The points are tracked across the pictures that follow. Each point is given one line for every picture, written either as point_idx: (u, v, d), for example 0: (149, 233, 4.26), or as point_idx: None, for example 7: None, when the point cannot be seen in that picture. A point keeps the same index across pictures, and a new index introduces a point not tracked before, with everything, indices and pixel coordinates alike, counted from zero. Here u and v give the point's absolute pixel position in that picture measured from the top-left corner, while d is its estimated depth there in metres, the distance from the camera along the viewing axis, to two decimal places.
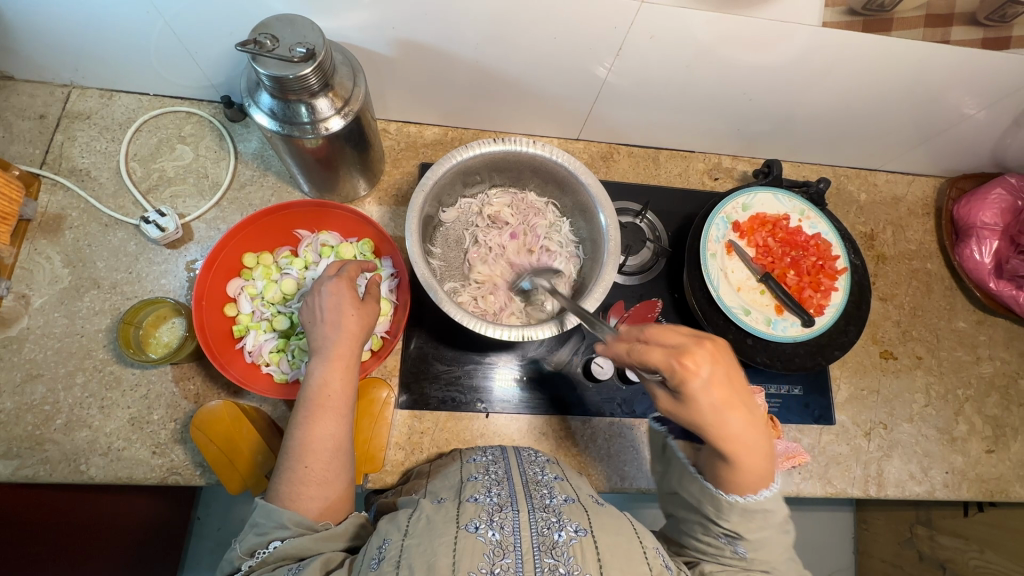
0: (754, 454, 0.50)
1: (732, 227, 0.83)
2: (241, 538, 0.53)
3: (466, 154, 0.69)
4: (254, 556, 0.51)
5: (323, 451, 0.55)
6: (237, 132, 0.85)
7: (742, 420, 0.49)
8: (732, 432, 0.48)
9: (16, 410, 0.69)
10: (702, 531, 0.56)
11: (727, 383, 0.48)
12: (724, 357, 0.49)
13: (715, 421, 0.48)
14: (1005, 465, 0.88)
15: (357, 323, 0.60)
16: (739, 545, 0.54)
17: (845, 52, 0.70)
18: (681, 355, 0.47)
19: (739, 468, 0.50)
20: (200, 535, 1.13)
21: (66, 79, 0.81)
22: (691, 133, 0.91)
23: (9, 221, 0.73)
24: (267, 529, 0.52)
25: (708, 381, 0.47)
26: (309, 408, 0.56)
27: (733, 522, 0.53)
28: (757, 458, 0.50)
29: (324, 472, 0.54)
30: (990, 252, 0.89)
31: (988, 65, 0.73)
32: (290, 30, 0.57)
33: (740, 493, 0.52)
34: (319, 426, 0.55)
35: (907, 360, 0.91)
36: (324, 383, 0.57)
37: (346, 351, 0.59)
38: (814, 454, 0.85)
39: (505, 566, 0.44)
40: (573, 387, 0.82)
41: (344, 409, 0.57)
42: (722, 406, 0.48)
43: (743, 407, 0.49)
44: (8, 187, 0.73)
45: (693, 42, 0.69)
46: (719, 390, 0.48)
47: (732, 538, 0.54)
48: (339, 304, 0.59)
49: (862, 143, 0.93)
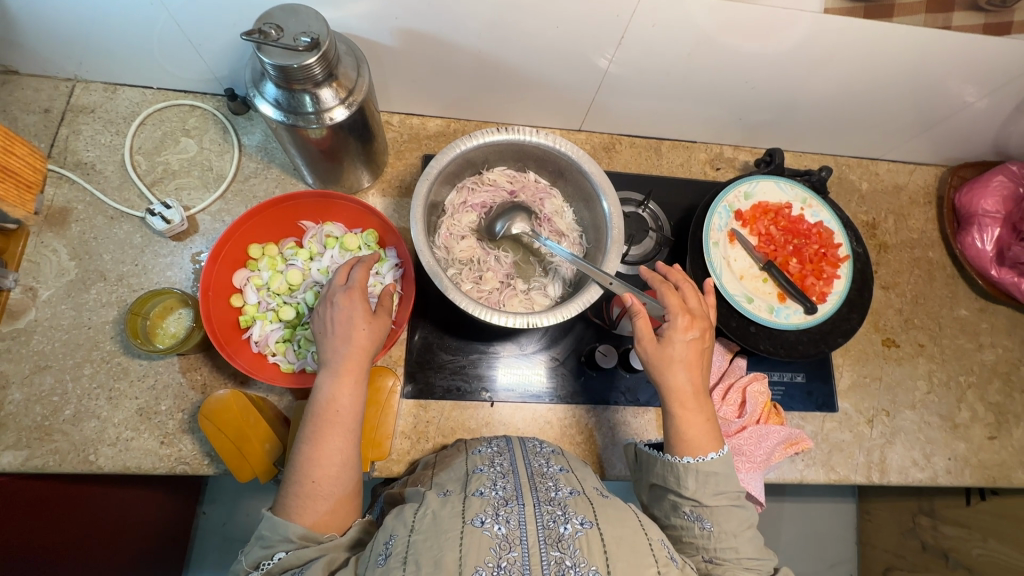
0: (697, 414, 0.60)
1: (734, 216, 0.83)
2: (246, 550, 0.53)
3: (469, 144, 0.70)
4: (259, 568, 0.51)
5: (330, 465, 0.55)
6: (240, 125, 0.85)
7: (693, 383, 0.61)
8: (684, 386, 0.60)
9: (24, 401, 0.70)
10: (672, 512, 0.60)
11: (698, 352, 0.62)
12: (708, 343, 0.63)
13: (673, 370, 0.60)
14: (1007, 452, 0.88)
15: (367, 337, 0.60)
16: (704, 520, 0.57)
17: (846, 40, 0.70)
18: (686, 312, 0.62)
19: (684, 426, 0.60)
20: (205, 531, 1.13)
21: (70, 73, 0.81)
22: (693, 123, 0.92)
23: (33, 190, 0.76)
24: (272, 542, 0.52)
25: (690, 339, 0.61)
26: (317, 421, 0.56)
27: (693, 491, 0.58)
28: (699, 421, 0.60)
29: (331, 487, 0.55)
30: (991, 239, 0.89)
31: (989, 51, 0.73)
32: (294, 20, 0.57)
33: (692, 455, 0.59)
34: (326, 441, 0.56)
35: (909, 348, 0.92)
36: (333, 398, 0.57)
37: (355, 364, 0.59)
38: (816, 442, 0.85)
39: (512, 561, 0.45)
40: (576, 375, 0.82)
41: (352, 425, 0.57)
42: (686, 362, 0.61)
43: (698, 377, 0.61)
44: (33, 157, 0.76)
45: (695, 30, 0.69)
46: (691, 351, 0.61)
47: (699, 513, 0.58)
48: (350, 318, 0.60)
49: (862, 132, 0.94)
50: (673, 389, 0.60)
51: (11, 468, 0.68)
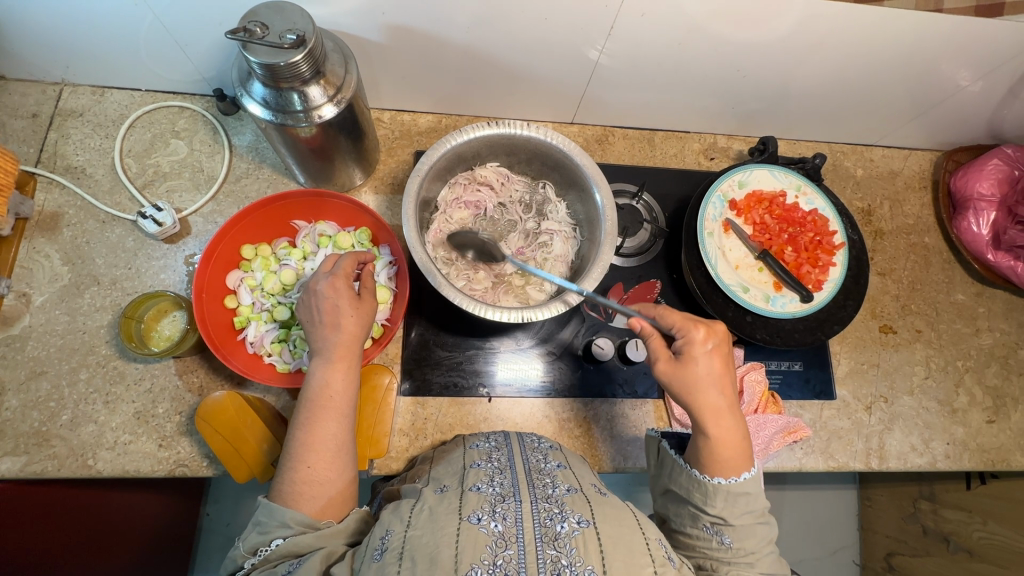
0: (732, 433, 0.58)
1: (728, 205, 0.83)
2: (242, 537, 0.53)
3: (460, 138, 0.70)
4: (256, 555, 0.51)
5: (325, 451, 0.55)
6: (230, 125, 0.85)
7: (725, 397, 0.59)
8: (716, 401, 0.58)
9: (21, 407, 0.70)
10: (692, 521, 0.60)
11: (722, 363, 0.60)
12: (727, 345, 0.61)
13: (702, 387, 0.58)
14: (1006, 435, 0.88)
15: (356, 323, 0.60)
16: (724, 535, 0.57)
17: (837, 25, 0.70)
18: (700, 323, 0.60)
19: (715, 449, 0.58)
20: (207, 534, 1.13)
21: (58, 77, 0.81)
22: (686, 113, 0.91)
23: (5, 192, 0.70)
24: (269, 528, 0.52)
25: (710, 349, 0.59)
26: (310, 408, 0.57)
27: (719, 508, 0.58)
28: (735, 439, 0.59)
29: (326, 472, 0.55)
30: (987, 223, 0.89)
31: (984, 33, 0.72)
32: (279, 17, 0.56)
33: (723, 476, 0.58)
34: (321, 426, 0.56)
35: (906, 334, 0.92)
36: (326, 383, 0.58)
37: (346, 351, 0.59)
38: (815, 430, 0.85)
39: (507, 559, 0.45)
40: (573, 369, 0.82)
41: (346, 408, 0.58)
42: (712, 376, 0.59)
43: (729, 388, 0.60)
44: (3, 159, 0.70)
45: (684, 18, 0.69)
46: (715, 363, 0.59)
47: (719, 528, 0.58)
48: (336, 306, 0.60)
49: (855, 118, 0.93)
50: (703, 407, 0.58)
51: (9, 474, 0.67)
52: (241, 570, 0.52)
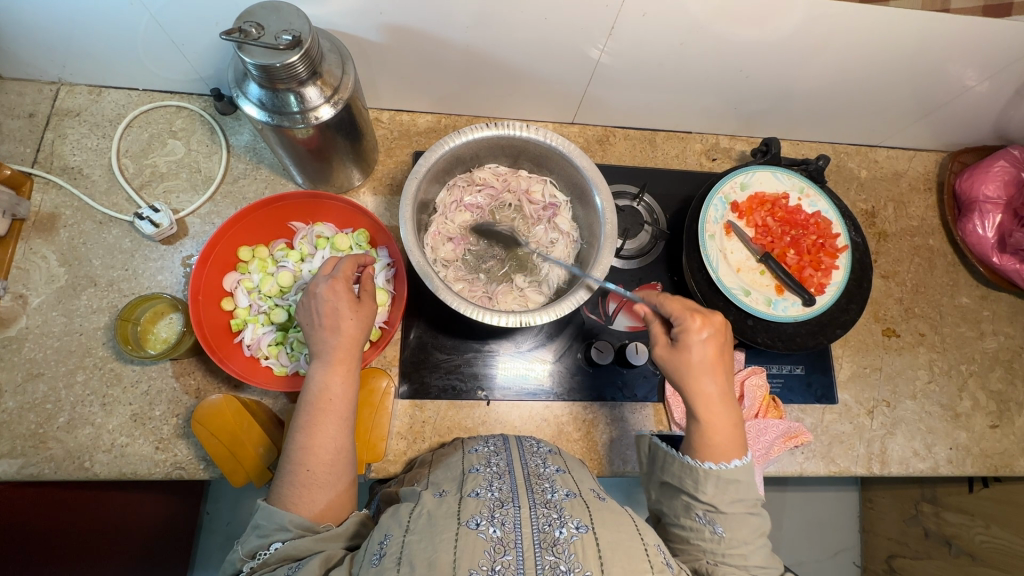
0: (723, 418, 0.59)
1: (730, 207, 0.82)
2: (241, 541, 0.53)
3: (458, 140, 0.69)
4: (254, 559, 0.51)
5: (324, 454, 0.55)
6: (229, 125, 0.84)
7: (718, 385, 0.59)
8: (708, 389, 0.59)
9: (18, 409, 0.69)
10: (684, 512, 0.60)
11: (716, 353, 0.60)
12: (726, 335, 0.61)
13: (695, 373, 0.59)
14: (1009, 440, 0.88)
15: (356, 327, 0.60)
16: (716, 524, 0.57)
17: (842, 25, 0.69)
18: (697, 312, 0.60)
19: (709, 436, 0.58)
20: (208, 532, 1.13)
21: (54, 76, 0.80)
22: (688, 113, 0.90)
23: None
24: (269, 531, 0.52)
25: (704, 339, 0.59)
26: (310, 412, 0.56)
27: (709, 496, 0.57)
28: (726, 426, 0.59)
29: (326, 475, 0.55)
30: (992, 226, 0.88)
31: (991, 34, 0.71)
32: (275, 18, 0.56)
33: (715, 460, 0.58)
34: (321, 429, 0.56)
35: (909, 338, 0.91)
36: (325, 386, 0.57)
37: (346, 354, 0.59)
38: (816, 434, 0.84)
39: (506, 564, 0.44)
40: (573, 372, 0.82)
41: (345, 412, 0.57)
42: (705, 363, 0.59)
43: (722, 377, 0.60)
44: None
45: (686, 17, 0.68)
46: (709, 353, 0.59)
47: (711, 517, 0.57)
48: (336, 309, 0.59)
49: (860, 118, 0.92)
50: (695, 394, 0.59)
51: (6, 476, 0.67)
52: (240, 573, 0.52)
